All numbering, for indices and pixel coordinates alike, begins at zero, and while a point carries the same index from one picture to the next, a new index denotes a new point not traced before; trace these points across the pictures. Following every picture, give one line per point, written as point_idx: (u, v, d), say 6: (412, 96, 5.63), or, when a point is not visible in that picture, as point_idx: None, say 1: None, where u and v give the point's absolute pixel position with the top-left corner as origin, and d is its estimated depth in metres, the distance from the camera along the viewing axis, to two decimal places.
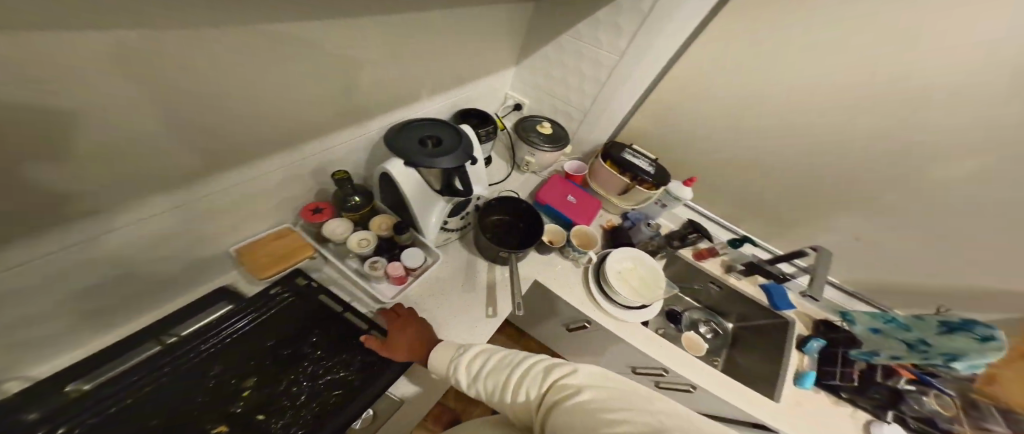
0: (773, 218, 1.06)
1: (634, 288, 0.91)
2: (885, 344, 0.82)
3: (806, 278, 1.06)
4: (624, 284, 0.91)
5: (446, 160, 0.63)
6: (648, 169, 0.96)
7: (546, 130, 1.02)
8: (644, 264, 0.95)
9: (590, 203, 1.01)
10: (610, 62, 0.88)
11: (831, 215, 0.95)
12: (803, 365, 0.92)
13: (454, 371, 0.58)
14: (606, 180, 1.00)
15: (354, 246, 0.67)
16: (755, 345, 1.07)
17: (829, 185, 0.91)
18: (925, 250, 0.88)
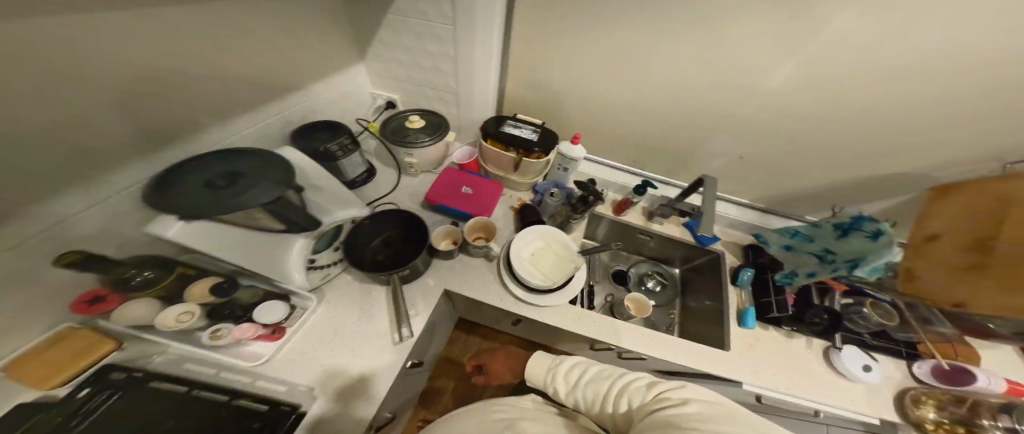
0: (674, 161, 0.98)
1: (548, 268, 0.84)
2: (803, 263, 0.75)
3: (722, 208, 1.00)
4: (536, 265, 0.84)
5: (258, 193, 0.49)
6: (530, 138, 0.87)
7: (416, 124, 0.88)
8: (555, 240, 0.89)
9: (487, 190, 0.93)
10: (448, 34, 0.78)
11: (722, 147, 0.88)
12: (742, 303, 0.87)
13: (552, 377, 0.66)
14: (497, 160, 0.91)
15: (172, 326, 0.55)
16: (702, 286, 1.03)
17: (713, 140, 0.78)
18: (832, 184, 0.76)
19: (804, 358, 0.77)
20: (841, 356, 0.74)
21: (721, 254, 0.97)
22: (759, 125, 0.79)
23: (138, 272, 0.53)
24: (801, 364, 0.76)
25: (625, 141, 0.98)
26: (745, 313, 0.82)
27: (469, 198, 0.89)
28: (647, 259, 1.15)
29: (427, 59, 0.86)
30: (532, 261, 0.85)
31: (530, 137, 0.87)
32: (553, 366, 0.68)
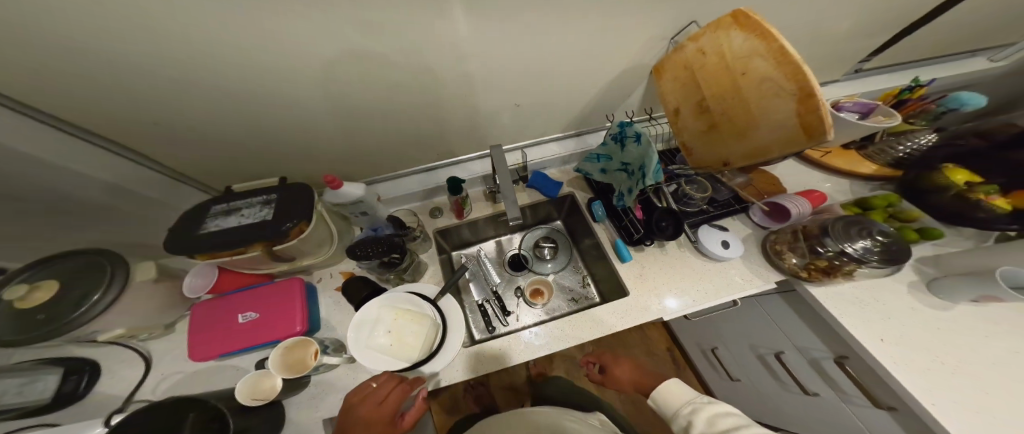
0: (471, 135, 0.88)
1: (418, 341, 0.71)
2: (619, 181, 0.79)
3: (546, 152, 0.97)
4: (401, 351, 0.69)
5: None
6: (261, 220, 0.63)
7: (42, 296, 0.56)
8: (404, 302, 0.75)
9: (283, 295, 0.71)
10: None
11: (495, 106, 0.80)
12: (611, 236, 0.92)
13: (688, 407, 0.70)
14: (245, 262, 0.67)
15: None
16: (580, 227, 1.05)
17: (458, 88, 0.72)
18: (581, 82, 0.78)
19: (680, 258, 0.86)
20: (704, 245, 0.84)
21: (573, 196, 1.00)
22: (503, 74, 0.71)
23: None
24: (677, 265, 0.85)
25: (407, 139, 0.84)
26: (619, 248, 0.86)
27: (266, 323, 0.67)
28: (533, 229, 1.11)
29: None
30: (394, 354, 0.68)
31: (256, 219, 0.63)
32: (696, 400, 0.71)
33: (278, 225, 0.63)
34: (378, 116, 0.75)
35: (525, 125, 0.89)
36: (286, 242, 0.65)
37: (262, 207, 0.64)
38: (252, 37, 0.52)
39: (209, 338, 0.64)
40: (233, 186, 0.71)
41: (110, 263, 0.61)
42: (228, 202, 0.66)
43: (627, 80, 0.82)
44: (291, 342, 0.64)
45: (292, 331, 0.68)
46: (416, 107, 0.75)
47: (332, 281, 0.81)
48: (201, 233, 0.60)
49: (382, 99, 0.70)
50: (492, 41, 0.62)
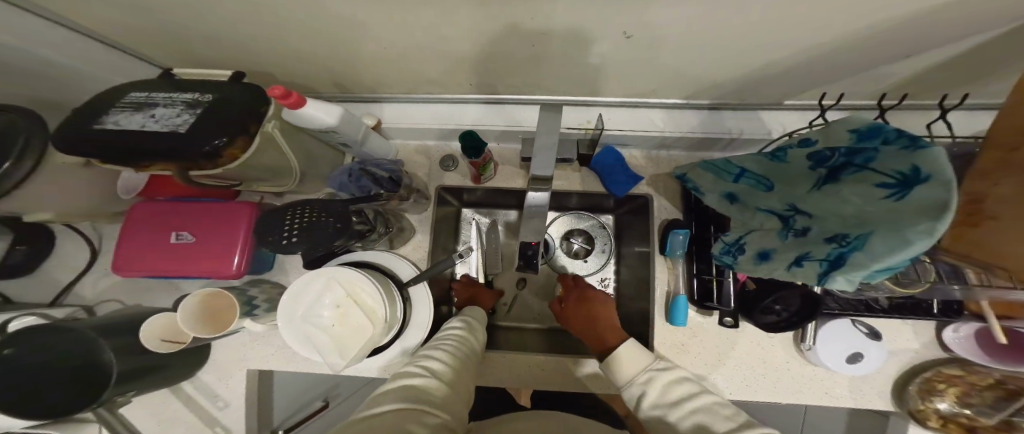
0: (552, 69, 0.50)
1: (360, 331, 0.56)
2: (768, 229, 0.40)
3: (642, 124, 0.58)
4: (342, 339, 0.56)
5: None
6: (170, 130, 0.36)
7: None
8: (367, 288, 0.58)
9: (219, 228, 0.53)
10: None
11: (594, 44, 0.42)
12: (676, 283, 0.65)
13: (644, 382, 0.48)
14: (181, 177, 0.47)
15: None
16: (635, 234, 0.73)
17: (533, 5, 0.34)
18: (801, 30, 0.35)
19: (718, 337, 0.65)
20: (819, 357, 0.61)
21: (649, 200, 0.66)
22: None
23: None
24: (713, 344, 0.65)
25: (441, 58, 0.50)
26: (676, 309, 0.62)
27: (195, 257, 0.53)
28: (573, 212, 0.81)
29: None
30: (335, 339, 0.56)
31: (163, 129, 0.36)
32: (651, 369, 0.49)
33: (192, 149, 0.36)
34: (404, 25, 0.41)
35: (646, 74, 0.49)
36: (212, 168, 0.40)
37: (185, 110, 0.37)
38: None
39: (137, 252, 0.52)
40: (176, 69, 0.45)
41: (29, 125, 0.41)
42: (156, 88, 0.41)
43: (900, 44, 0.36)
44: (202, 291, 0.52)
45: (228, 271, 0.53)
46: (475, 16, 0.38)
47: None
48: (95, 127, 0.36)
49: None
50: None
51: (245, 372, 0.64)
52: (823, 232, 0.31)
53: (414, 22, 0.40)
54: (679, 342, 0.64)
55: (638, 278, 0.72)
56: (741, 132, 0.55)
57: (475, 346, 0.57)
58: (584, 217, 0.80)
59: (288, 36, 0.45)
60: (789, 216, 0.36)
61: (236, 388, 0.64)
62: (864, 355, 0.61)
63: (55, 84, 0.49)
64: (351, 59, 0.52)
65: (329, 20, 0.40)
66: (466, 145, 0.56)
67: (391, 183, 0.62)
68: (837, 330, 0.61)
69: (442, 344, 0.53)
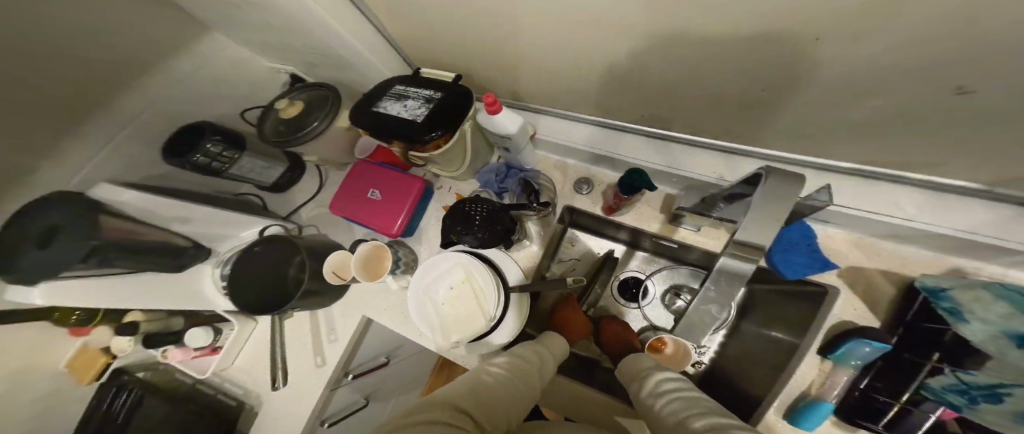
0: (786, 113, 0.41)
1: (461, 316, 0.59)
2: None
3: (874, 202, 0.44)
4: (447, 320, 0.60)
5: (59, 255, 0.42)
6: (412, 120, 0.48)
7: (289, 111, 0.60)
8: (478, 283, 0.61)
9: (399, 197, 0.65)
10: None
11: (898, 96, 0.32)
12: (821, 379, 0.46)
13: (645, 375, 0.46)
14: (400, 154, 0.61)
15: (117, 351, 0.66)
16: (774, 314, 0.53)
17: (846, 45, 0.28)
18: None
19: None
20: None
21: (831, 294, 0.46)
22: None
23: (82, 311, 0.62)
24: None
25: (647, 86, 0.48)
26: (810, 412, 0.43)
27: (374, 211, 0.66)
28: (692, 268, 0.69)
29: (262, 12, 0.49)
30: (443, 317, 0.60)
31: (409, 117, 0.49)
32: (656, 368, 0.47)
33: (422, 140, 0.47)
34: (643, 47, 0.39)
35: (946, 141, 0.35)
36: (426, 151, 0.51)
37: (422, 107, 0.49)
38: None
39: (342, 197, 0.68)
40: (423, 69, 0.57)
41: (329, 94, 0.62)
42: (404, 83, 0.54)
43: None
44: (375, 243, 0.65)
45: (390, 229, 0.65)
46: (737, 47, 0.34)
47: (446, 198, 0.71)
48: (375, 112, 0.51)
49: (677, 21, 0.33)
50: None
51: (360, 316, 0.75)
52: None
53: (654, 46, 0.39)
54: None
55: (754, 359, 0.53)
56: None
57: (536, 380, 0.48)
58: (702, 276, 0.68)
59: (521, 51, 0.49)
60: None
61: (344, 330, 0.75)
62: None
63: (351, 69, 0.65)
64: (554, 77, 0.55)
65: (560, 31, 0.42)
66: (626, 180, 0.54)
67: (530, 194, 0.63)
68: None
69: (498, 361, 0.49)
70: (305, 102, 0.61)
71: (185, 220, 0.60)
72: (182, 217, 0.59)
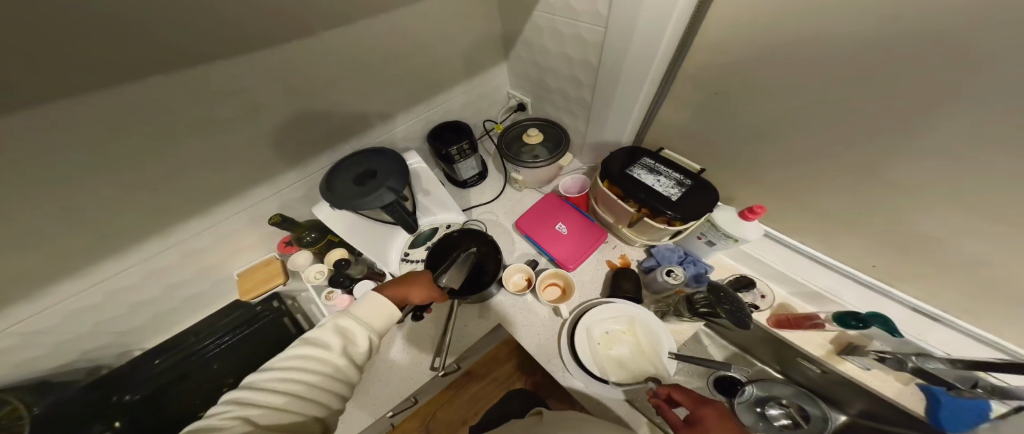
0: (981, 304, 0.50)
1: (619, 360, 0.66)
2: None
3: None
4: (599, 356, 0.66)
5: (386, 192, 0.54)
6: (666, 196, 0.60)
7: (535, 138, 0.75)
8: (636, 337, 0.68)
9: (585, 240, 0.79)
10: (599, 40, 0.56)
11: None
12: None
13: None
14: (614, 208, 0.71)
15: (309, 277, 0.71)
16: None
17: None
18: None
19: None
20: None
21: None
22: None
23: (308, 233, 0.70)
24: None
25: (863, 248, 0.57)
26: None
27: (560, 241, 0.79)
28: (797, 386, 0.70)
29: (566, 66, 0.67)
30: (595, 351, 0.66)
31: (664, 192, 0.60)
32: None
33: (675, 212, 0.58)
34: (895, 225, 0.50)
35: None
36: (652, 220, 0.63)
37: (675, 186, 0.61)
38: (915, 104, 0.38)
39: (534, 219, 0.83)
40: (664, 151, 0.70)
41: (560, 135, 0.76)
42: (648, 157, 0.66)
43: None
44: (554, 270, 0.76)
45: (569, 263, 0.77)
46: (965, 246, 0.45)
47: (611, 253, 0.81)
48: (630, 176, 0.63)
49: (950, 224, 0.45)
50: None
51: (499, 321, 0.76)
52: None
53: (897, 228, 0.51)
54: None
55: None
56: None
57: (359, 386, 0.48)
58: (811, 398, 0.67)
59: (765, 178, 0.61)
60: None
61: (474, 329, 0.75)
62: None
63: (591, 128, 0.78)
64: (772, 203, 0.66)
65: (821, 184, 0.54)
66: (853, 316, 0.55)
67: (740, 286, 0.65)
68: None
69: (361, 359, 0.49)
70: (545, 136, 0.77)
71: (426, 192, 0.76)
72: (426, 189, 0.76)
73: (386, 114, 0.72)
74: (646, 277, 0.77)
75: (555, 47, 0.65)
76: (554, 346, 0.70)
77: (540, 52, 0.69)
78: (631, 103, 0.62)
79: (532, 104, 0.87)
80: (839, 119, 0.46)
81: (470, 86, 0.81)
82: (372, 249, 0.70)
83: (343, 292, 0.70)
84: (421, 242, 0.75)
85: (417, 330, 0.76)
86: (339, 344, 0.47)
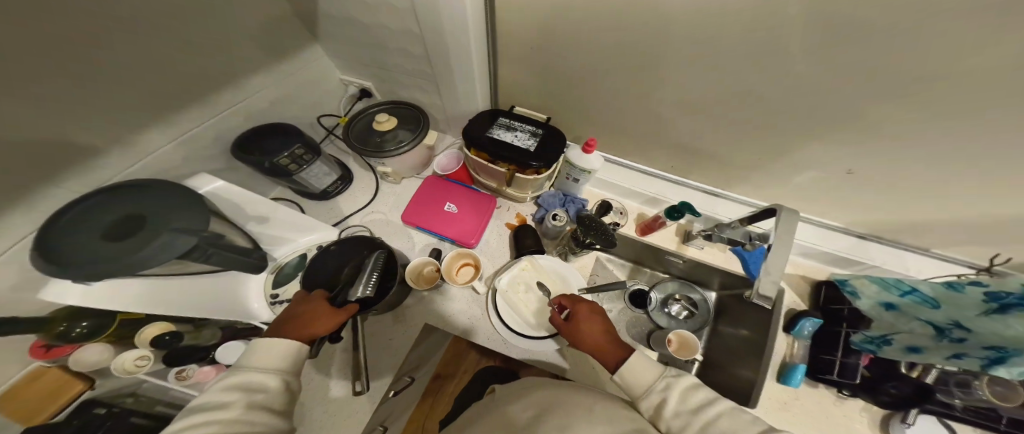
0: (731, 174, 0.70)
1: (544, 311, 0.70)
2: (960, 309, 0.47)
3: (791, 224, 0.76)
4: (525, 315, 0.70)
5: (182, 241, 0.38)
6: (526, 149, 0.63)
7: (382, 125, 0.66)
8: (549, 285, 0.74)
9: (475, 212, 0.79)
10: (404, 4, 0.51)
11: (805, 166, 0.60)
12: (792, 354, 0.70)
13: (652, 394, 0.46)
14: (490, 173, 0.72)
15: (127, 371, 0.51)
16: (739, 317, 0.77)
17: (786, 143, 0.57)
18: (958, 192, 0.53)
19: (850, 422, 0.65)
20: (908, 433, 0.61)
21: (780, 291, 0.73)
22: (935, 144, 0.47)
23: (73, 325, 0.48)
24: (841, 425, 0.65)
25: (673, 155, 0.72)
26: (790, 371, 0.66)
27: (453, 221, 0.78)
28: (680, 280, 0.87)
29: (386, 38, 0.61)
30: (520, 313, 0.70)
31: (524, 146, 0.63)
32: (663, 375, 0.47)
33: (540, 160, 0.62)
34: (682, 131, 0.64)
35: (819, 191, 0.65)
36: (523, 175, 0.66)
37: (531, 137, 0.64)
38: (665, 33, 0.46)
39: (420, 209, 0.78)
40: (515, 107, 0.73)
41: (414, 112, 0.70)
42: (502, 116, 0.67)
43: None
44: (458, 251, 0.74)
45: (469, 239, 0.76)
46: (716, 135, 0.62)
47: (506, 215, 0.83)
48: (492, 139, 0.63)
49: (711, 121, 0.59)
50: (918, 114, 0.43)
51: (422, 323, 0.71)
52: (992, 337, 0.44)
53: (682, 134, 0.65)
54: (793, 407, 0.66)
55: (743, 350, 0.72)
56: (883, 261, 0.69)
57: None
58: (691, 287, 0.86)
59: (594, 115, 0.70)
60: (947, 328, 0.49)
61: (395, 344, 0.69)
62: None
63: (439, 102, 0.75)
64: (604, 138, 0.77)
65: (630, 110, 0.64)
66: (677, 208, 0.70)
67: (605, 209, 0.77)
68: (935, 423, 0.62)
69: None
70: (397, 117, 0.69)
71: (264, 220, 0.63)
72: (262, 217, 0.62)
73: (165, 142, 0.53)
74: (541, 227, 0.83)
75: (363, 18, 0.58)
76: (485, 325, 0.70)
77: (350, 25, 0.61)
78: (465, 67, 0.60)
79: (374, 86, 0.82)
80: (623, 57, 0.53)
81: (283, 80, 0.69)
82: (218, 307, 0.57)
83: (204, 365, 0.56)
84: (288, 276, 0.66)
85: (329, 372, 0.65)
86: (238, 398, 0.37)
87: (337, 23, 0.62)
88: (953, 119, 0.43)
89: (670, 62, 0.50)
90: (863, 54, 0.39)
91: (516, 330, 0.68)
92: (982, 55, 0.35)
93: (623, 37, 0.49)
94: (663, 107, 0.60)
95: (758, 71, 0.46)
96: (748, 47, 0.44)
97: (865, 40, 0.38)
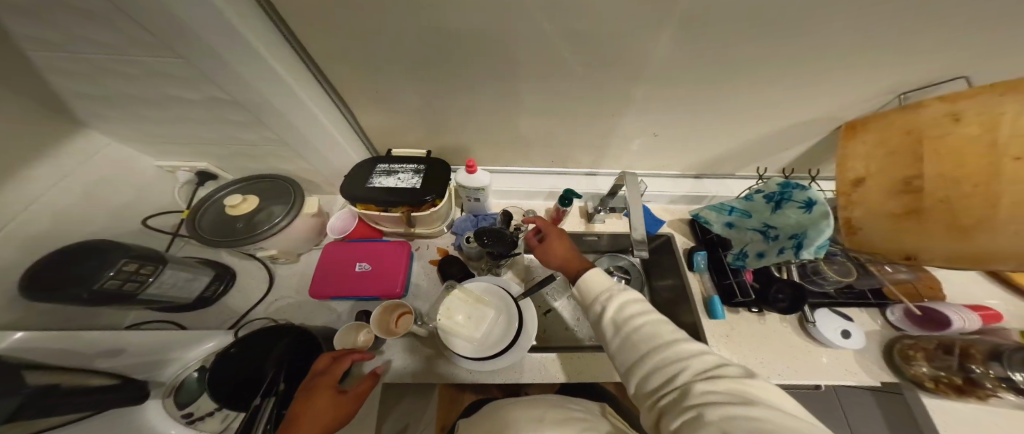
0: (589, 155, 0.82)
1: (489, 334, 0.70)
2: (761, 213, 0.65)
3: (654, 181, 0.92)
4: (479, 342, 0.69)
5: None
6: (411, 187, 0.64)
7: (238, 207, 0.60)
8: (493, 304, 0.73)
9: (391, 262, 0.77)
10: (191, 78, 0.48)
11: (633, 135, 0.74)
12: (706, 288, 0.81)
13: (604, 304, 0.50)
14: (389, 220, 0.71)
15: None
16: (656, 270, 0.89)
17: (610, 121, 0.69)
18: (728, 127, 0.71)
19: (779, 332, 0.74)
20: (819, 329, 0.70)
21: (670, 238, 0.89)
22: (696, 98, 0.62)
23: None
24: (774, 338, 0.73)
25: (542, 152, 0.81)
26: (712, 304, 0.76)
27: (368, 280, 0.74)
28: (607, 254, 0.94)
29: (199, 114, 0.56)
30: (475, 344, 0.68)
31: (408, 185, 0.64)
32: (610, 289, 0.51)
33: (430, 193, 0.64)
34: (533, 129, 0.73)
35: (653, 151, 0.80)
36: (420, 211, 0.67)
37: (414, 175, 0.66)
38: (463, 56, 0.53)
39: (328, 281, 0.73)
40: (390, 150, 0.74)
41: (280, 184, 0.67)
42: (379, 162, 0.68)
43: (782, 139, 0.75)
44: (385, 305, 0.70)
45: (390, 292, 0.74)
46: (560, 128, 0.71)
47: (426, 253, 0.82)
48: (374, 189, 0.63)
49: (549, 117, 0.68)
50: (670, 79, 0.57)
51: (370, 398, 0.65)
52: (790, 227, 0.59)
53: (536, 134, 0.74)
54: (733, 336, 0.73)
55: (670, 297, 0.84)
56: (718, 191, 0.88)
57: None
58: (617, 257, 0.94)
59: (458, 135, 0.75)
60: (766, 229, 0.64)
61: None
62: (854, 333, 0.70)
63: (299, 163, 0.72)
64: (480, 154, 0.83)
65: (486, 124, 0.70)
66: (563, 197, 0.77)
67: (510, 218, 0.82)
68: (833, 315, 0.72)
69: None
70: (262, 196, 0.65)
71: (115, 353, 0.53)
72: (114, 349, 0.53)
73: None
74: (464, 254, 0.84)
75: (158, 98, 0.53)
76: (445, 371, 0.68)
77: (146, 108, 0.55)
78: (306, 127, 0.59)
79: (214, 164, 0.74)
80: (444, 79, 0.58)
81: (84, 189, 0.58)
82: None
83: None
84: (196, 390, 0.54)
85: None
86: None
87: (128, 107, 0.55)
88: (692, 81, 0.57)
89: (483, 77, 0.57)
90: (606, 47, 0.51)
91: (475, 358, 0.67)
92: (670, 35, 0.48)
93: (434, 65, 0.55)
94: (503, 114, 0.67)
95: (551, 72, 0.56)
96: (531, 56, 0.53)
97: (599, 36, 0.49)
